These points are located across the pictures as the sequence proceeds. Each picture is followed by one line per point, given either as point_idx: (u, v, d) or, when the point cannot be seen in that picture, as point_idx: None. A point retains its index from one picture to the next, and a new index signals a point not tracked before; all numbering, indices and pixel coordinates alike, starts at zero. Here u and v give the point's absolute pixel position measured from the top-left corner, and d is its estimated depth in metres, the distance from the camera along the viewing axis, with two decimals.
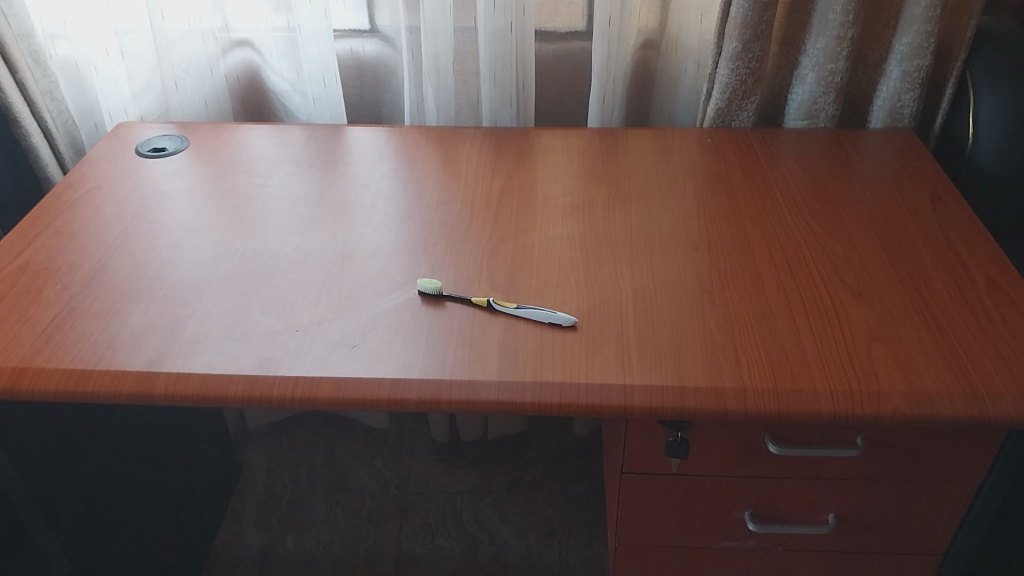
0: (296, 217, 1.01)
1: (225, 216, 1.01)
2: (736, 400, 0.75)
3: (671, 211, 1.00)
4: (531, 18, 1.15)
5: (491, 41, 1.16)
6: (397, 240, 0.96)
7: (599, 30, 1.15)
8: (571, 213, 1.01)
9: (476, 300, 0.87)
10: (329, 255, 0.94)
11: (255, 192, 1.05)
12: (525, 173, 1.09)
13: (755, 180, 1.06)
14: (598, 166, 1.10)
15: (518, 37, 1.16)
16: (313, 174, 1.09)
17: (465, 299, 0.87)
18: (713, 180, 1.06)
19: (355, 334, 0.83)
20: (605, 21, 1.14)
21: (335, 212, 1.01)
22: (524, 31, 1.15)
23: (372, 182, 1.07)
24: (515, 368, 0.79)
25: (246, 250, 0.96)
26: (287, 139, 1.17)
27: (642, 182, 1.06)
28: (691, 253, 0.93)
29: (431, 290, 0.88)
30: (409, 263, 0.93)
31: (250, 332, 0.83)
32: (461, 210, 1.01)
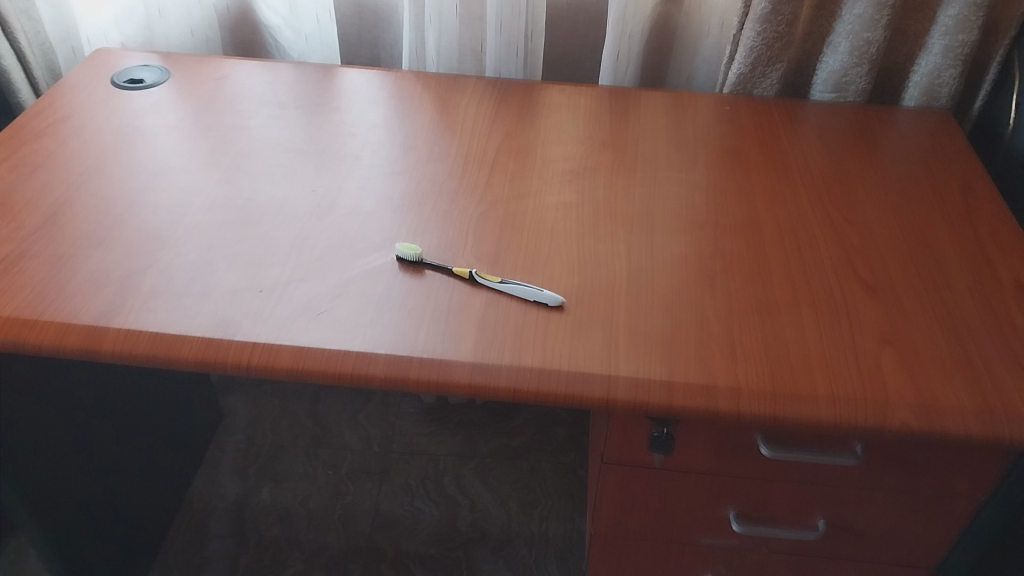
0: (274, 164, 0.94)
1: (201, 157, 0.95)
2: (730, 401, 0.69)
3: (679, 183, 0.93)
4: None
5: None
6: (380, 195, 0.90)
7: None
8: (570, 179, 0.93)
9: (458, 271, 0.80)
10: (305, 208, 0.88)
11: (235, 134, 0.98)
12: (525, 131, 1.01)
13: (772, 156, 0.99)
14: (606, 130, 1.02)
15: None
16: (298, 118, 1.01)
17: (446, 268, 0.81)
18: (727, 152, 0.99)
19: (323, 300, 0.77)
20: None
21: (316, 161, 0.94)
22: None
23: (361, 131, 1.00)
24: (492, 349, 0.73)
25: (217, 196, 0.89)
26: (276, 77, 1.09)
27: (651, 150, 0.99)
28: (695, 232, 0.86)
29: (411, 256, 0.81)
30: (390, 223, 0.86)
31: (212, 288, 0.78)
32: (453, 168, 0.94)
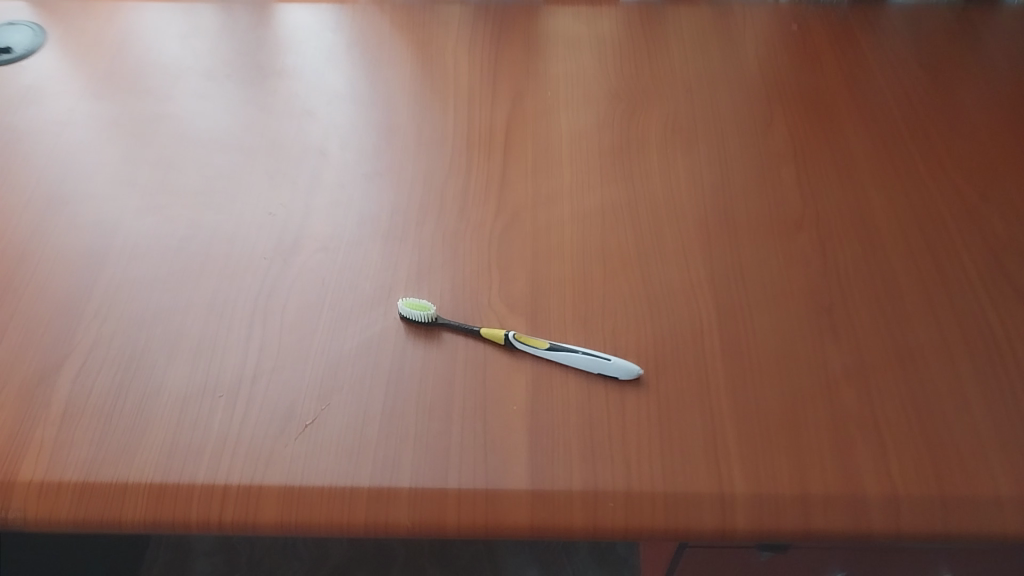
0: (211, 172, 0.69)
1: (109, 168, 0.69)
2: (887, 516, 0.50)
3: (755, 157, 0.71)
4: None
5: None
6: (361, 215, 0.67)
7: None
8: (610, 163, 0.71)
9: (490, 334, 0.59)
10: (263, 244, 0.64)
11: (153, 126, 0.73)
12: (540, 92, 0.77)
13: (868, 99, 0.76)
14: (643, 78, 0.78)
15: None
16: (233, 92, 0.76)
17: (471, 329, 0.59)
18: (812, 100, 0.75)
19: (309, 402, 0.56)
20: None
21: (267, 162, 0.70)
22: None
23: (322, 108, 0.75)
24: (555, 462, 0.53)
25: (138, 231, 0.65)
26: (196, 29, 0.82)
27: (708, 104, 0.75)
28: (794, 237, 0.65)
29: (423, 317, 0.59)
30: (381, 259, 0.64)
31: (152, 395, 0.56)
32: (453, 165, 0.71)
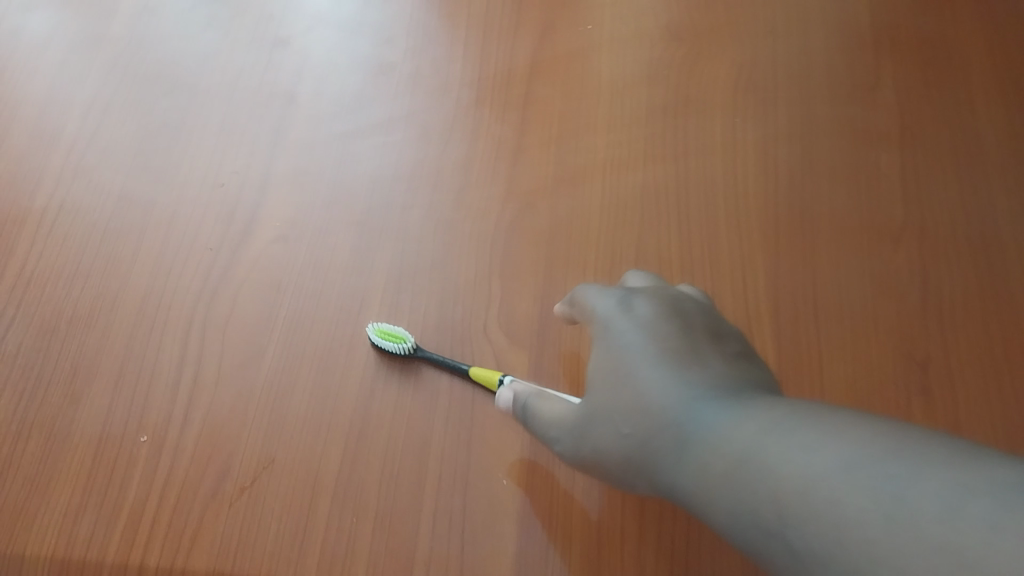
0: (155, 123, 0.56)
1: (33, 110, 0.56)
2: None
3: (848, 135, 0.55)
4: None
5: None
6: (333, 189, 0.53)
7: None
8: (658, 132, 0.55)
9: (482, 377, 0.45)
10: (210, 226, 0.52)
11: (90, 52, 0.59)
12: (577, 23, 0.60)
13: (1011, 52, 0.58)
14: (714, 10, 0.60)
15: None
16: (190, 7, 0.61)
17: (459, 367, 0.46)
18: (935, 55, 0.58)
19: (251, 455, 0.44)
20: None
21: (226, 112, 0.56)
22: None
23: (299, 35, 0.59)
24: (551, 564, 0.42)
25: (62, 202, 0.53)
26: None
27: (793, 54, 0.58)
28: (888, 255, 0.50)
29: (396, 350, 0.46)
30: (353, 255, 0.51)
31: (61, 432, 0.45)
32: (456, 124, 0.56)
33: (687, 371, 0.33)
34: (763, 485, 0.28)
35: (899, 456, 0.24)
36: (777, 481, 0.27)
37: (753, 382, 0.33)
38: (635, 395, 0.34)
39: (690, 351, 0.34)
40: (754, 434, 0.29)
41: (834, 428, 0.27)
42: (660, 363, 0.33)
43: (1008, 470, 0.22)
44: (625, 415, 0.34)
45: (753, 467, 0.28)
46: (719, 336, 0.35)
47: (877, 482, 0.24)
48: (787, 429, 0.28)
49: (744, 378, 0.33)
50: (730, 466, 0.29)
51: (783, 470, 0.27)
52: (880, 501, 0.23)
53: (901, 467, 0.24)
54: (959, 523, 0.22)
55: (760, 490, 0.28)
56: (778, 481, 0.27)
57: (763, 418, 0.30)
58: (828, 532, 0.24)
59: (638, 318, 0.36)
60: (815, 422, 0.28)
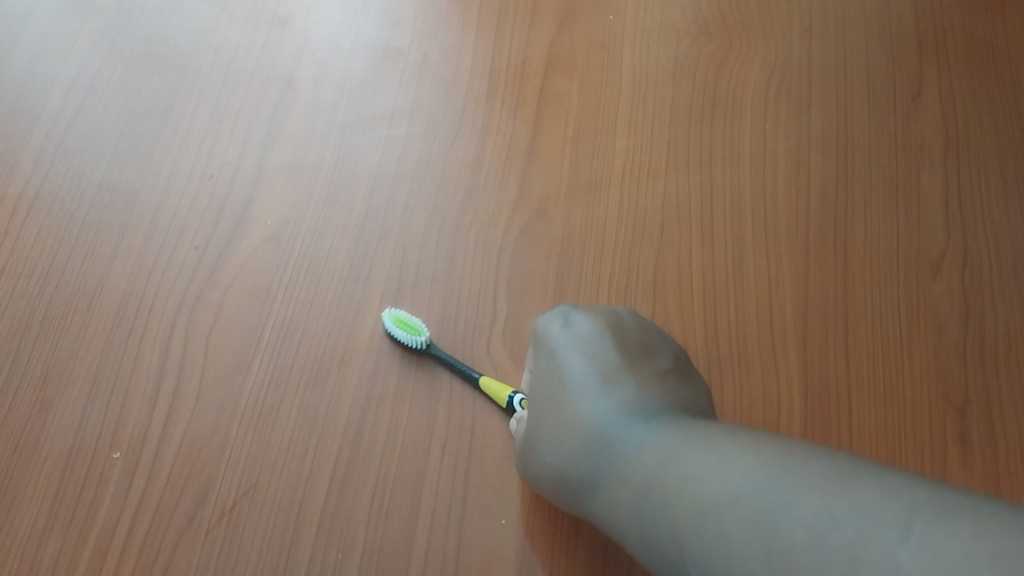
0: (142, 105, 0.52)
1: (11, 87, 0.52)
2: None
3: (888, 147, 0.51)
4: None
5: None
6: (332, 185, 0.49)
7: None
8: (683, 136, 0.51)
9: (491, 390, 0.43)
10: (198, 221, 0.48)
11: (75, 23, 0.55)
12: (599, 12, 0.55)
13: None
14: (747, 2, 0.56)
15: None
16: None
17: (471, 375, 0.43)
18: (986, 63, 0.54)
19: (230, 477, 0.41)
20: None
21: (218, 95, 0.52)
22: None
23: (300, 14, 0.55)
24: None
25: (40, 190, 0.49)
26: None
27: (832, 53, 0.54)
28: (926, 282, 0.46)
29: (410, 342, 0.44)
30: (350, 260, 0.47)
31: (28, 444, 0.42)
32: (466, 118, 0.52)
33: (609, 389, 0.33)
34: (664, 510, 0.27)
35: (787, 478, 0.24)
36: (672, 504, 0.27)
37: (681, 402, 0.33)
38: (567, 409, 0.34)
39: (621, 363, 0.34)
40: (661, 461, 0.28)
41: (728, 452, 0.26)
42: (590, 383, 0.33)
43: (878, 489, 0.22)
44: (558, 444, 0.34)
45: (653, 490, 0.28)
46: (649, 356, 0.35)
47: (766, 506, 0.24)
48: (689, 449, 0.28)
49: (666, 394, 0.33)
50: (636, 492, 0.29)
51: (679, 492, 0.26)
52: (761, 533, 0.23)
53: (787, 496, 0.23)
54: (826, 556, 0.22)
55: (662, 520, 0.27)
56: (674, 504, 0.26)
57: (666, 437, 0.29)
58: (716, 553, 0.24)
59: (577, 335, 0.36)
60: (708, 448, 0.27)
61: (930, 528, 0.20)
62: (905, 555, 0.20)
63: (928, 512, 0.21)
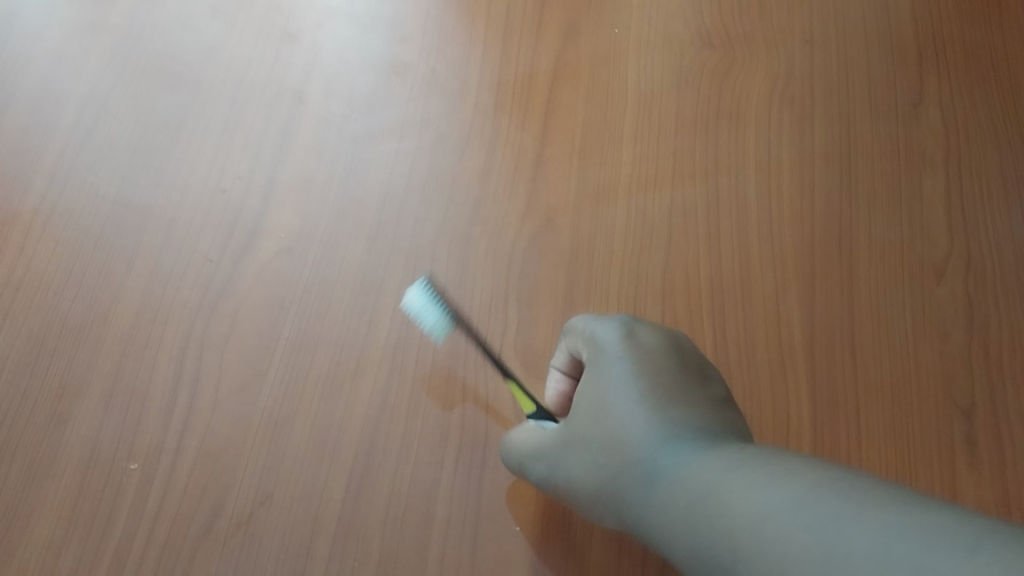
0: (154, 120, 0.53)
1: (24, 105, 0.53)
2: None
3: (891, 155, 0.51)
4: None
5: None
6: (343, 198, 0.50)
7: None
8: (688, 147, 0.52)
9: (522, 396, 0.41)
10: (211, 234, 0.49)
11: (88, 41, 0.56)
12: (604, 26, 0.56)
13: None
14: (749, 14, 0.57)
15: None
16: None
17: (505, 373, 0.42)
18: (985, 72, 0.54)
19: (246, 487, 0.42)
20: None
21: (229, 110, 0.53)
22: None
23: (309, 30, 0.56)
24: None
25: (55, 205, 0.50)
26: None
27: (833, 63, 0.55)
28: (931, 288, 0.47)
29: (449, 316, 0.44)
30: (361, 272, 0.48)
31: (46, 456, 0.42)
32: (474, 131, 0.52)
33: (668, 402, 0.31)
34: (719, 518, 0.25)
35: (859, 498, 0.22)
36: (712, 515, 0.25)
37: (735, 429, 0.31)
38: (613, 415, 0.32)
39: (679, 382, 0.32)
40: (699, 479, 0.27)
41: (795, 470, 0.24)
42: (645, 392, 0.31)
43: (952, 518, 0.21)
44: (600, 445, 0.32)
45: (692, 499, 0.26)
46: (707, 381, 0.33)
47: (828, 517, 0.22)
48: (751, 465, 0.26)
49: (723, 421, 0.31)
50: (689, 499, 0.26)
51: (719, 503, 0.25)
52: (823, 539, 0.22)
53: (835, 506, 0.22)
54: (891, 564, 0.20)
55: (715, 526, 0.25)
56: (729, 509, 0.25)
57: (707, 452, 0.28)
58: (770, 562, 0.22)
59: (638, 344, 0.34)
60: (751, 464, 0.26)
61: (1006, 551, 0.19)
62: (965, 570, 0.19)
63: (999, 538, 0.19)
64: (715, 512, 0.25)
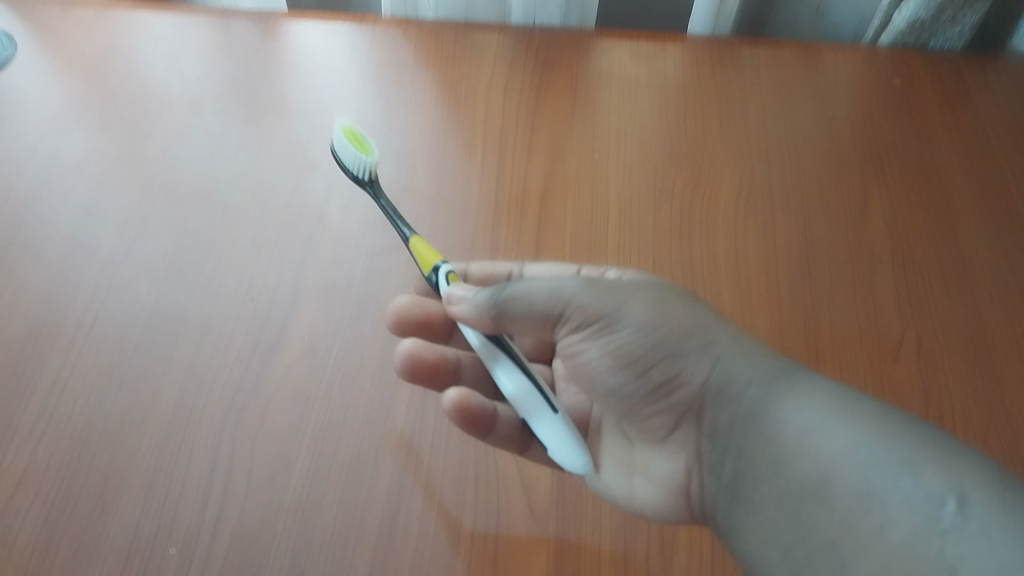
0: (188, 239, 0.59)
1: (69, 228, 0.59)
2: None
3: (843, 252, 0.59)
4: None
5: None
6: (360, 303, 0.55)
7: None
8: (667, 253, 0.58)
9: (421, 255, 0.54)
10: (241, 336, 0.54)
11: (127, 172, 0.62)
12: (586, 152, 0.64)
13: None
14: (711, 139, 0.65)
15: None
16: (223, 131, 0.65)
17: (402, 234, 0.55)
18: (920, 180, 0.63)
19: (278, 565, 0.45)
20: None
21: (256, 228, 0.59)
22: None
23: (327, 158, 0.63)
24: None
25: (96, 315, 0.55)
26: (186, 44, 0.71)
27: (787, 177, 0.63)
28: (888, 368, 0.53)
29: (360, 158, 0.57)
30: (379, 367, 0.53)
31: (90, 543, 0.46)
32: (476, 243, 0.59)
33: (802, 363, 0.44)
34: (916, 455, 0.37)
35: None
36: (862, 479, 0.37)
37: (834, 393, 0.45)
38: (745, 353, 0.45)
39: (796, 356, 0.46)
40: (870, 425, 0.39)
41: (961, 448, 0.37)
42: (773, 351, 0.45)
43: None
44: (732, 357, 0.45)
45: (845, 457, 0.38)
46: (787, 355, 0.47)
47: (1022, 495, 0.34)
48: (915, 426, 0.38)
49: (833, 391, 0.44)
50: (877, 431, 0.38)
51: (880, 480, 0.37)
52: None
53: (995, 510, 0.34)
54: None
55: (909, 462, 0.37)
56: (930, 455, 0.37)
57: (835, 407, 0.40)
58: (983, 507, 0.34)
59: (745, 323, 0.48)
60: (891, 439, 0.38)
61: None
62: None
63: None
64: (871, 488, 0.37)
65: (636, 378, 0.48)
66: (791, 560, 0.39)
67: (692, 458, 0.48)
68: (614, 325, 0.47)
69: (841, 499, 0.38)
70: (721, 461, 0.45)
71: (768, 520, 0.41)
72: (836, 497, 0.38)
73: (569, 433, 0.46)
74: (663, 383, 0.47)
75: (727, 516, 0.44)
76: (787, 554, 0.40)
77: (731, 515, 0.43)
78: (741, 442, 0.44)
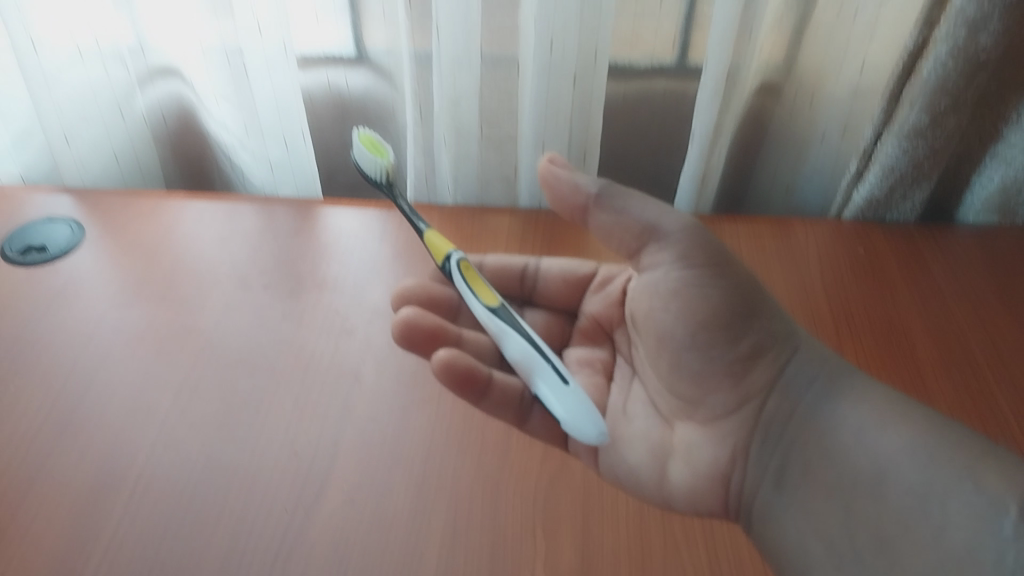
0: (236, 400, 0.65)
1: (129, 393, 0.66)
2: None
3: None
4: (604, 70, 0.72)
5: (540, 104, 0.73)
6: (393, 455, 0.61)
7: (704, 94, 0.73)
8: None
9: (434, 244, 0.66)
10: (286, 488, 0.59)
11: (182, 341, 0.70)
12: None
13: (979, 300, 0.74)
14: None
15: (582, 99, 0.73)
16: (267, 304, 0.73)
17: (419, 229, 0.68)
18: (885, 327, 0.71)
19: None
20: (720, 79, 0.71)
21: (299, 388, 0.66)
22: (591, 92, 0.73)
23: (361, 325, 0.71)
24: None
25: (152, 472, 0.60)
26: (234, 228, 0.81)
27: None
28: None
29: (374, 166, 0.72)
30: (412, 514, 0.58)
31: None
32: None
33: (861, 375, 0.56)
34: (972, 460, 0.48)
35: None
36: (923, 484, 0.49)
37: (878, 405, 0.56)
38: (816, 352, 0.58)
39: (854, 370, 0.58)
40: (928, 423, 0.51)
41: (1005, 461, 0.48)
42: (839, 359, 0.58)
43: None
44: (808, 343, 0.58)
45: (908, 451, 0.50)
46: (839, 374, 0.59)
47: None
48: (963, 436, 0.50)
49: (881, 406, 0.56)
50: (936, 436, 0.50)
51: (938, 480, 0.48)
52: None
53: None
54: None
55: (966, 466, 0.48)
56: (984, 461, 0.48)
57: (890, 415, 0.52)
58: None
59: None
60: (946, 449, 0.49)
61: None
62: None
63: None
64: (931, 487, 0.48)
65: (730, 340, 0.57)
66: (837, 553, 0.50)
67: (736, 448, 0.57)
68: (726, 277, 0.57)
69: (896, 498, 0.49)
70: (769, 455, 0.56)
71: (816, 509, 0.52)
72: (891, 496, 0.50)
73: (584, 403, 0.53)
74: (750, 353, 0.57)
75: (768, 506, 0.54)
76: (833, 547, 0.51)
77: (772, 505, 0.54)
78: (795, 435, 0.55)
